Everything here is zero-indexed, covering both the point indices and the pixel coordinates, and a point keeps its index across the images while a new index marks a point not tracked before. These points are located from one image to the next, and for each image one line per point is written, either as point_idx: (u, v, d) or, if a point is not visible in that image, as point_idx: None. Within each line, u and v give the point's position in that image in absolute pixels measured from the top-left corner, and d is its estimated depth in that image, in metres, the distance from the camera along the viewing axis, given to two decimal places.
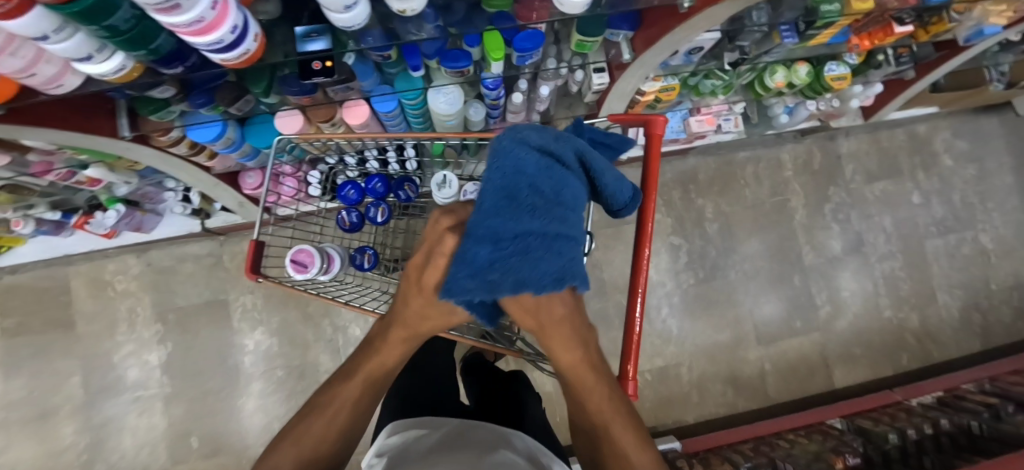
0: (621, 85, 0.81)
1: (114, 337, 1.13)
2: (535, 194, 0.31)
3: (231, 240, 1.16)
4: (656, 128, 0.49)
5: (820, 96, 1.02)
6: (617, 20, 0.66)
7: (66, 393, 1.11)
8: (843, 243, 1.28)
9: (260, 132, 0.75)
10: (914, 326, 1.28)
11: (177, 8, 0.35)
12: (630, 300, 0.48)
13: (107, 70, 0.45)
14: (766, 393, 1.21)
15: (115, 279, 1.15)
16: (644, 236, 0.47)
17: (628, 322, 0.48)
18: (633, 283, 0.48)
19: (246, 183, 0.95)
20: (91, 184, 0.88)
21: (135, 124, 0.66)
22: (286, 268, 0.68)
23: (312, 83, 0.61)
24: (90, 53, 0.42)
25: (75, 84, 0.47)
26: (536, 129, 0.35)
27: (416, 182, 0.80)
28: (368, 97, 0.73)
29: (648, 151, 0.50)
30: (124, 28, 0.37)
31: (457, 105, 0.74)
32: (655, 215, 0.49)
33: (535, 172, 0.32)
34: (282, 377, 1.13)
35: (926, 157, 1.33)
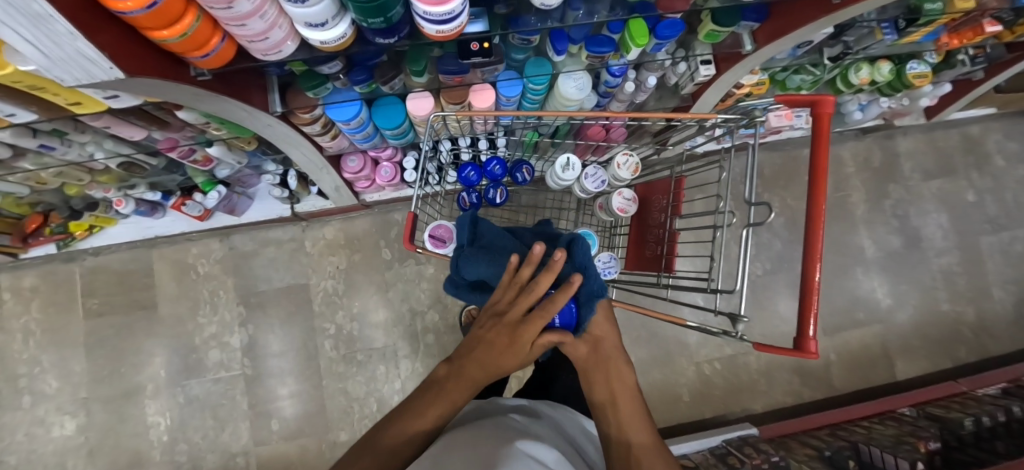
0: (725, 78, 0.85)
1: (197, 319, 1.16)
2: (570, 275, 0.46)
3: (312, 226, 1.19)
4: (826, 107, 0.52)
5: (896, 93, 1.06)
6: (750, 11, 0.68)
7: (148, 373, 1.14)
8: (901, 238, 1.32)
9: (388, 114, 0.77)
10: (969, 319, 1.32)
11: None
12: (806, 266, 0.51)
13: (331, 37, 0.46)
14: (829, 382, 1.24)
15: (198, 262, 1.17)
16: (819, 198, 0.50)
17: (805, 282, 0.50)
18: (808, 249, 0.51)
19: (346, 167, 0.96)
20: (204, 163, 0.89)
21: (285, 100, 0.68)
22: (425, 243, 0.70)
23: (468, 63, 0.64)
24: (327, 19, 0.43)
25: (290, 52, 0.50)
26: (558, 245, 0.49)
27: (531, 164, 0.83)
28: (495, 82, 0.75)
29: (818, 129, 0.53)
30: None
31: (584, 91, 0.75)
32: (827, 188, 0.52)
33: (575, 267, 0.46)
34: (363, 360, 1.16)
35: (979, 157, 1.38)
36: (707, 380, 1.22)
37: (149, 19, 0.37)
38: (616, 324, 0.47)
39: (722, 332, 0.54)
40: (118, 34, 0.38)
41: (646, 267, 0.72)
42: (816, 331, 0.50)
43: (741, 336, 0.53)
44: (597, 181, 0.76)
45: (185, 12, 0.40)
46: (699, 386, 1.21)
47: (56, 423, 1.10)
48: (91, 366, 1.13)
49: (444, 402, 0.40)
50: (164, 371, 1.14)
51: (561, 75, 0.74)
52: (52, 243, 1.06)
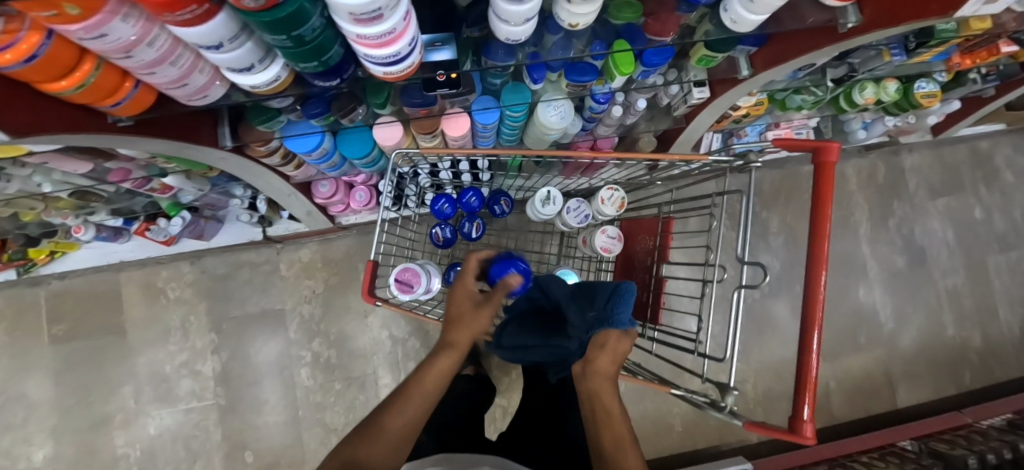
0: (720, 100, 0.79)
1: (167, 347, 1.11)
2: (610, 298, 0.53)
3: (288, 248, 1.13)
4: (830, 156, 0.46)
5: (903, 112, 1.00)
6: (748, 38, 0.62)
7: (117, 403, 1.09)
8: (906, 258, 1.27)
9: (353, 143, 0.71)
10: (976, 343, 1.27)
11: (377, 16, 0.33)
12: (803, 337, 0.45)
13: (262, 81, 0.40)
14: (828, 410, 1.20)
15: (168, 286, 1.12)
16: (820, 260, 0.45)
17: (801, 356, 0.45)
18: (807, 317, 0.46)
19: (317, 192, 0.91)
20: (162, 190, 0.83)
21: (236, 134, 0.62)
22: (390, 288, 0.65)
23: (434, 95, 0.58)
24: (252, 63, 0.37)
25: (219, 95, 0.43)
26: (606, 283, 0.57)
27: (510, 195, 0.77)
28: (470, 109, 0.69)
29: (821, 181, 0.47)
30: (308, 37, 0.34)
31: (566, 120, 0.69)
32: (829, 248, 0.46)
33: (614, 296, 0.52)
34: (341, 389, 1.11)
35: (989, 172, 1.31)
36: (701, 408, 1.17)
37: (31, 72, 0.31)
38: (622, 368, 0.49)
39: (709, 404, 0.48)
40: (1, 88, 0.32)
41: (632, 313, 0.66)
42: (813, 412, 0.44)
43: (730, 410, 0.47)
44: (579, 216, 0.71)
45: (82, 59, 0.33)
46: (693, 415, 1.16)
47: (21, 455, 1.06)
48: (58, 396, 1.08)
49: (418, 399, 0.43)
50: (133, 401, 1.09)
51: (540, 102, 0.68)
52: (11, 269, 1.00)
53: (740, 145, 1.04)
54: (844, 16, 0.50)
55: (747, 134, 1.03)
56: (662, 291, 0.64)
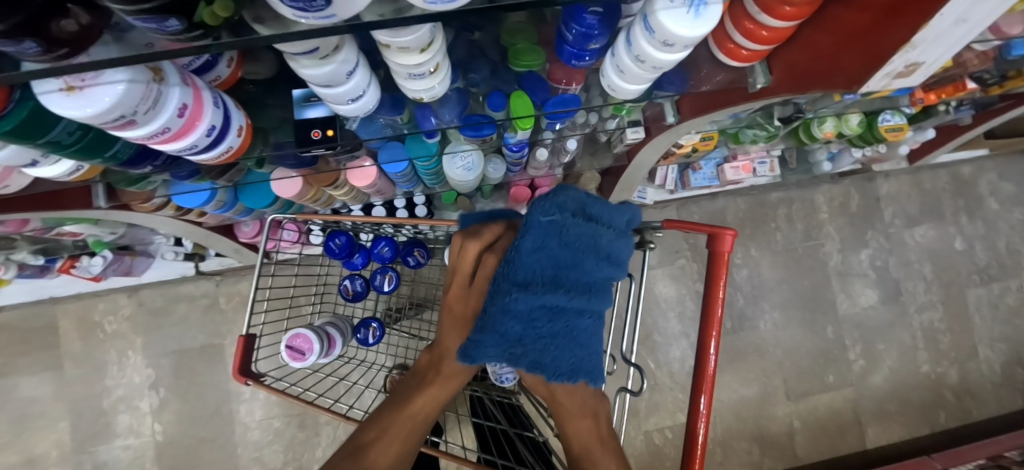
0: (658, 140, 0.74)
1: (105, 381, 1.08)
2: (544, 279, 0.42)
3: (228, 280, 1.10)
4: (727, 247, 0.41)
5: (871, 144, 0.94)
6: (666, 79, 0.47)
7: (52, 439, 1.07)
8: (879, 292, 1.22)
9: (255, 194, 0.66)
10: (952, 381, 1.21)
11: (128, 122, 0.28)
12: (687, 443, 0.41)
13: (61, 172, 0.36)
14: (793, 452, 1.15)
15: (106, 319, 1.09)
16: (707, 351, 0.41)
17: (687, 461, 0.41)
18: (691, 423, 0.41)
19: (242, 231, 0.87)
20: (72, 234, 0.80)
21: (112, 193, 0.57)
22: (281, 355, 0.60)
23: (312, 155, 0.53)
24: (34, 159, 0.33)
25: (25, 183, 0.39)
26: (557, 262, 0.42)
27: (427, 246, 0.72)
28: (376, 159, 0.64)
29: (715, 271, 0.42)
30: (67, 141, 0.30)
31: (475, 171, 0.65)
32: (718, 349, 0.41)
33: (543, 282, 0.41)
34: (281, 427, 1.08)
35: (971, 200, 1.26)
36: (657, 450, 1.12)
37: None
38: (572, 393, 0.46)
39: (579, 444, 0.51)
40: None
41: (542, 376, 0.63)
42: None
43: None
44: None
45: None
46: (649, 457, 1.11)
47: None
48: None
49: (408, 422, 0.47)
50: (70, 437, 1.07)
51: (445, 152, 0.63)
52: None
53: (694, 179, 0.99)
54: (751, 76, 0.46)
55: (701, 168, 0.99)
56: None
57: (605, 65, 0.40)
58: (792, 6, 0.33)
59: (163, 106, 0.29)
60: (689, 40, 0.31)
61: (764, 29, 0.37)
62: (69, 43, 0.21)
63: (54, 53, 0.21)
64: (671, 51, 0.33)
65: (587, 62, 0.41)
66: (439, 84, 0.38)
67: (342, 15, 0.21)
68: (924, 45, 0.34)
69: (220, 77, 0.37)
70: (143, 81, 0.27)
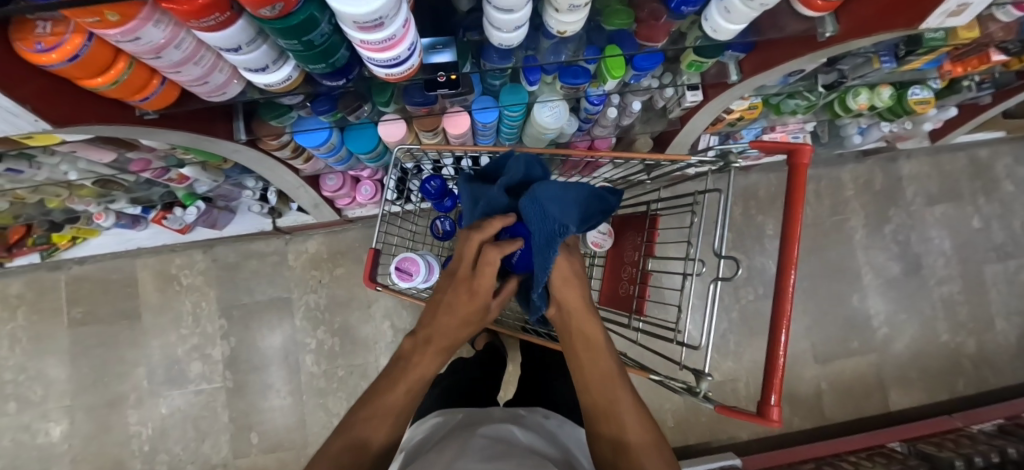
0: (713, 104, 0.82)
1: (180, 330, 1.16)
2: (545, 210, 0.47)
3: (296, 239, 1.18)
4: (801, 174, 0.49)
5: (898, 118, 1.03)
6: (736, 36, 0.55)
7: (130, 383, 1.14)
8: (900, 265, 1.30)
9: (360, 138, 0.75)
10: (970, 351, 1.28)
11: (379, 24, 0.36)
12: (771, 339, 0.48)
13: (276, 80, 0.45)
14: (820, 412, 1.22)
15: (182, 273, 1.17)
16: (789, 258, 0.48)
17: (769, 355, 0.47)
18: (773, 331, 0.48)
19: (326, 185, 0.95)
20: (180, 181, 0.88)
21: (249, 128, 0.66)
22: (390, 275, 0.69)
23: (435, 94, 0.62)
24: (267, 64, 0.42)
25: (235, 92, 0.48)
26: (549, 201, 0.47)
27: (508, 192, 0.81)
28: (471, 107, 0.72)
29: (792, 200, 0.49)
30: (318, 42, 0.39)
31: (560, 120, 0.72)
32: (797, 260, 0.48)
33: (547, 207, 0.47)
34: (343, 376, 1.16)
35: (988, 182, 1.34)
36: (693, 406, 1.19)
37: (75, 69, 0.36)
38: (582, 282, 0.47)
39: (686, 388, 0.52)
40: (45, 83, 0.37)
41: (616, 306, 0.68)
42: (781, 397, 0.47)
43: (704, 395, 0.51)
44: None
45: (118, 58, 0.38)
46: (686, 413, 1.19)
47: (41, 430, 1.12)
48: (75, 374, 1.14)
49: (407, 380, 0.40)
50: (146, 381, 1.15)
51: (536, 102, 0.71)
52: (35, 253, 1.06)
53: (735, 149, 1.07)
54: (822, 26, 0.53)
55: (742, 138, 1.07)
56: (648, 284, 0.66)
57: (710, 8, 0.48)
58: None
59: (398, 17, 0.37)
60: None
61: None
62: None
63: None
64: None
65: (695, 8, 0.50)
66: (579, 20, 0.46)
67: None
68: None
69: None
70: None
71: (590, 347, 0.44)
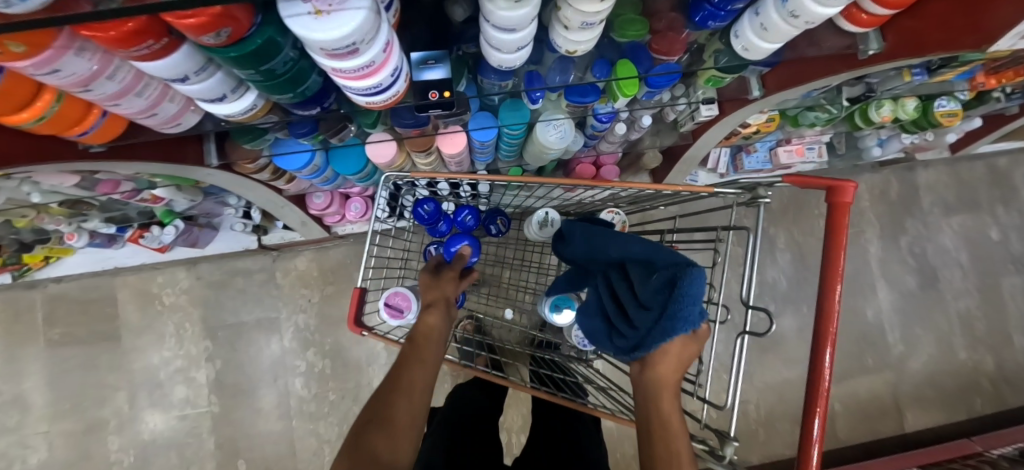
0: (730, 118, 0.76)
1: (162, 352, 1.11)
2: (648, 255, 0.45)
3: (284, 256, 1.12)
4: (842, 228, 0.43)
5: (922, 131, 0.97)
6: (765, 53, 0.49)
7: (111, 408, 1.09)
8: (917, 279, 1.24)
9: (345, 159, 0.68)
10: (988, 368, 1.23)
11: (352, 51, 0.30)
12: (807, 402, 0.41)
13: (238, 110, 0.38)
14: (833, 434, 1.17)
15: (164, 292, 1.12)
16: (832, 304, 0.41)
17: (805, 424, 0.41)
18: (805, 415, 0.41)
19: (313, 203, 0.89)
20: (154, 201, 0.82)
21: (223, 151, 0.59)
22: (380, 313, 0.63)
23: (426, 115, 0.55)
24: (224, 93, 0.35)
25: (193, 123, 0.42)
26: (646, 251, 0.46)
27: (507, 214, 0.74)
28: (467, 126, 0.65)
29: (830, 259, 0.43)
30: (280, 70, 0.32)
31: (567, 139, 0.67)
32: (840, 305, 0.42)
33: (649, 255, 0.45)
34: (334, 400, 1.10)
35: (1008, 192, 1.28)
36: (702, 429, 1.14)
37: None
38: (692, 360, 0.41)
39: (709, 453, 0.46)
40: None
41: None
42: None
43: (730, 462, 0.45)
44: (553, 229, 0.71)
45: (42, 90, 0.31)
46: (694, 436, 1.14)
47: (17, 457, 1.06)
48: (52, 399, 1.08)
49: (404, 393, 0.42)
50: (127, 406, 1.09)
51: (538, 121, 0.65)
52: (7, 273, 1.00)
53: (747, 162, 1.01)
54: (865, 43, 0.47)
55: (756, 151, 1.01)
56: None
57: (742, 25, 0.42)
58: None
59: (377, 42, 0.31)
60: None
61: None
62: None
63: None
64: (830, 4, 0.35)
65: (722, 23, 0.43)
66: (590, 39, 0.40)
67: None
68: None
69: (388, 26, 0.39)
70: (374, 10, 0.29)
71: (658, 409, 0.39)
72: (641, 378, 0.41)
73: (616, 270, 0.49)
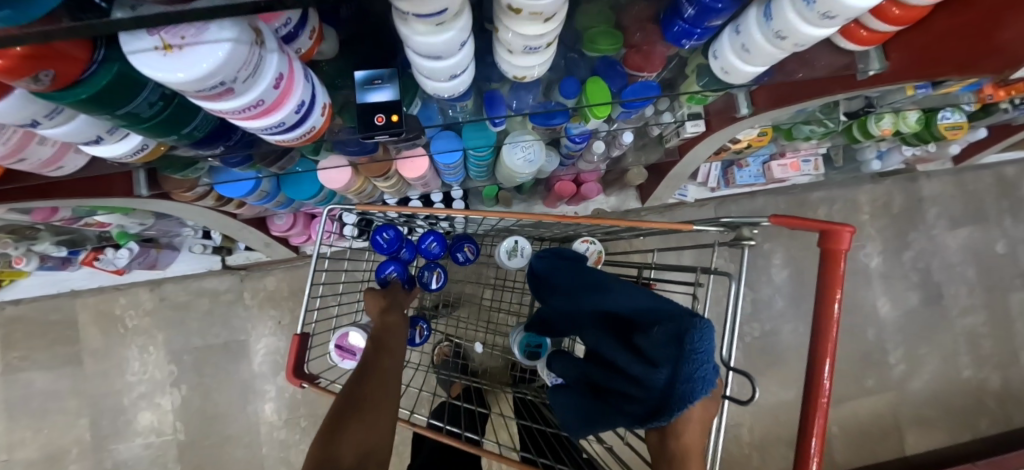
0: (718, 134, 0.70)
1: (126, 377, 1.05)
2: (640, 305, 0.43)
3: (253, 275, 1.07)
4: (838, 286, 0.37)
5: (925, 143, 0.91)
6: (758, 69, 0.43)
7: (71, 437, 1.03)
8: (919, 295, 1.19)
9: (299, 184, 0.63)
10: (993, 387, 1.18)
11: (225, 92, 0.24)
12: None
13: (124, 152, 0.33)
14: (831, 458, 1.12)
15: (127, 314, 1.06)
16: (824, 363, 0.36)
17: None
18: None
19: (275, 225, 0.83)
20: (100, 225, 0.76)
21: (155, 180, 0.54)
22: (330, 355, 0.57)
23: (373, 142, 0.49)
24: (99, 135, 0.30)
25: (79, 164, 0.37)
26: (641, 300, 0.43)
27: (476, 240, 0.69)
28: (429, 149, 0.59)
29: (823, 327, 0.37)
30: (146, 113, 0.27)
31: (536, 162, 0.61)
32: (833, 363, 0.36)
33: (641, 303, 0.43)
34: (307, 427, 1.05)
35: (1015, 203, 1.22)
36: None
37: None
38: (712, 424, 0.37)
39: None
40: None
41: None
42: None
43: None
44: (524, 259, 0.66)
45: None
46: None
47: None
48: (9, 427, 1.03)
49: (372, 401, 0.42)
50: (89, 434, 1.04)
51: (504, 143, 0.59)
52: None
53: (739, 176, 0.96)
54: (865, 61, 0.42)
55: (748, 165, 0.95)
56: None
57: (719, 41, 0.36)
58: None
59: (261, 77, 0.26)
60: (856, 12, 0.27)
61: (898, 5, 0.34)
62: None
63: None
64: (826, 27, 0.28)
65: (698, 42, 0.37)
66: (542, 63, 0.34)
67: None
68: None
69: (301, 50, 0.33)
70: (246, 42, 0.23)
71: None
72: (663, 449, 0.37)
73: (601, 322, 0.46)
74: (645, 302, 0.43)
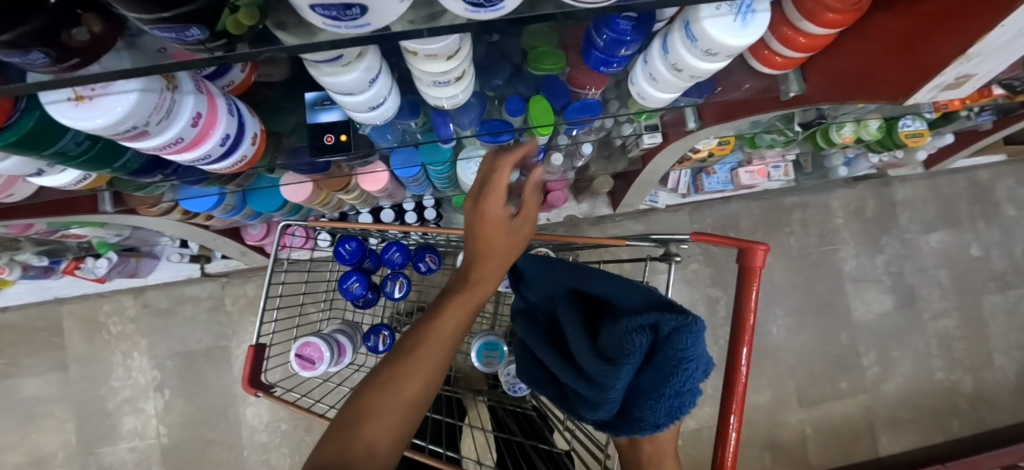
0: (675, 145, 0.72)
1: (110, 383, 1.08)
2: (617, 289, 0.42)
3: (234, 281, 1.09)
4: (752, 297, 0.39)
5: (889, 150, 0.92)
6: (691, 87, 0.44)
7: (57, 441, 1.06)
8: (893, 298, 1.20)
9: (263, 198, 0.65)
10: (966, 389, 1.19)
11: (141, 134, 0.26)
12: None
13: (68, 181, 0.35)
14: (804, 460, 1.14)
15: (111, 320, 1.08)
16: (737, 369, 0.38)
17: None
18: None
19: (249, 234, 0.86)
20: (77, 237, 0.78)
21: (119, 197, 0.56)
22: (291, 363, 0.59)
23: (326, 161, 0.52)
24: (39, 169, 0.32)
25: (29, 191, 0.38)
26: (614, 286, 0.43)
27: (439, 251, 0.70)
28: (388, 164, 0.61)
29: (739, 335, 0.39)
30: (75, 151, 0.29)
31: None
32: (748, 359, 0.38)
33: (613, 291, 0.43)
34: (287, 430, 1.07)
35: (988, 206, 1.23)
36: None
37: None
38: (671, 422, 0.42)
39: None
40: None
41: None
42: None
43: None
44: None
45: None
46: None
47: None
48: None
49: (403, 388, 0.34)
50: (75, 438, 1.06)
51: (459, 157, 0.62)
52: None
53: (708, 183, 0.98)
54: (785, 83, 0.45)
55: (716, 172, 0.97)
56: None
57: (635, 70, 0.38)
58: (837, 12, 0.32)
59: (179, 119, 0.28)
60: (734, 50, 0.29)
61: (803, 36, 0.35)
62: (80, 53, 0.20)
63: (65, 64, 0.20)
64: (711, 61, 0.31)
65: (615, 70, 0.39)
66: (462, 93, 0.37)
67: (376, 24, 0.20)
68: (979, 58, 0.31)
69: (234, 82, 0.36)
70: (157, 90, 0.25)
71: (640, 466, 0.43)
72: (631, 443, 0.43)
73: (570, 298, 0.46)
74: (617, 289, 0.42)
